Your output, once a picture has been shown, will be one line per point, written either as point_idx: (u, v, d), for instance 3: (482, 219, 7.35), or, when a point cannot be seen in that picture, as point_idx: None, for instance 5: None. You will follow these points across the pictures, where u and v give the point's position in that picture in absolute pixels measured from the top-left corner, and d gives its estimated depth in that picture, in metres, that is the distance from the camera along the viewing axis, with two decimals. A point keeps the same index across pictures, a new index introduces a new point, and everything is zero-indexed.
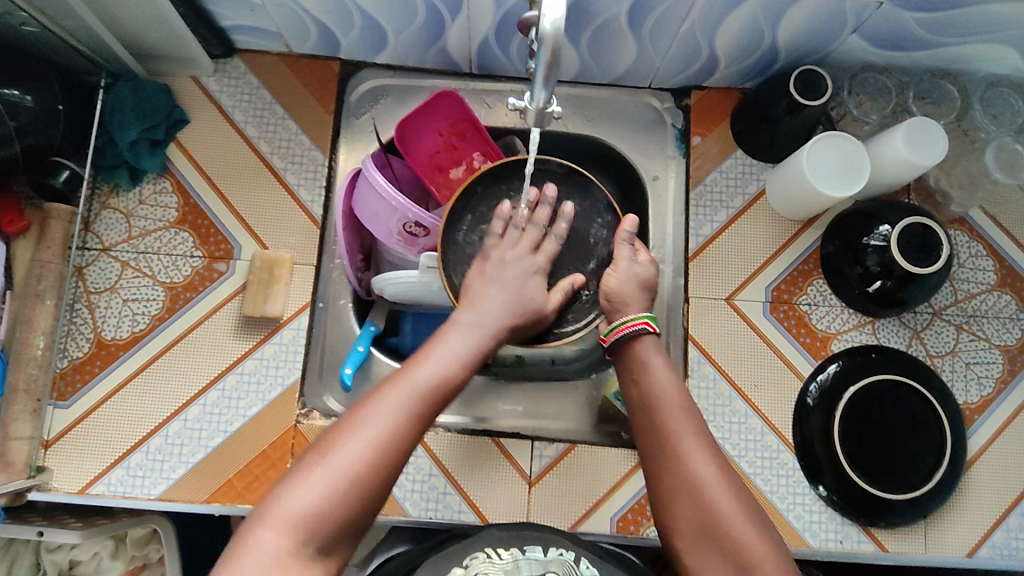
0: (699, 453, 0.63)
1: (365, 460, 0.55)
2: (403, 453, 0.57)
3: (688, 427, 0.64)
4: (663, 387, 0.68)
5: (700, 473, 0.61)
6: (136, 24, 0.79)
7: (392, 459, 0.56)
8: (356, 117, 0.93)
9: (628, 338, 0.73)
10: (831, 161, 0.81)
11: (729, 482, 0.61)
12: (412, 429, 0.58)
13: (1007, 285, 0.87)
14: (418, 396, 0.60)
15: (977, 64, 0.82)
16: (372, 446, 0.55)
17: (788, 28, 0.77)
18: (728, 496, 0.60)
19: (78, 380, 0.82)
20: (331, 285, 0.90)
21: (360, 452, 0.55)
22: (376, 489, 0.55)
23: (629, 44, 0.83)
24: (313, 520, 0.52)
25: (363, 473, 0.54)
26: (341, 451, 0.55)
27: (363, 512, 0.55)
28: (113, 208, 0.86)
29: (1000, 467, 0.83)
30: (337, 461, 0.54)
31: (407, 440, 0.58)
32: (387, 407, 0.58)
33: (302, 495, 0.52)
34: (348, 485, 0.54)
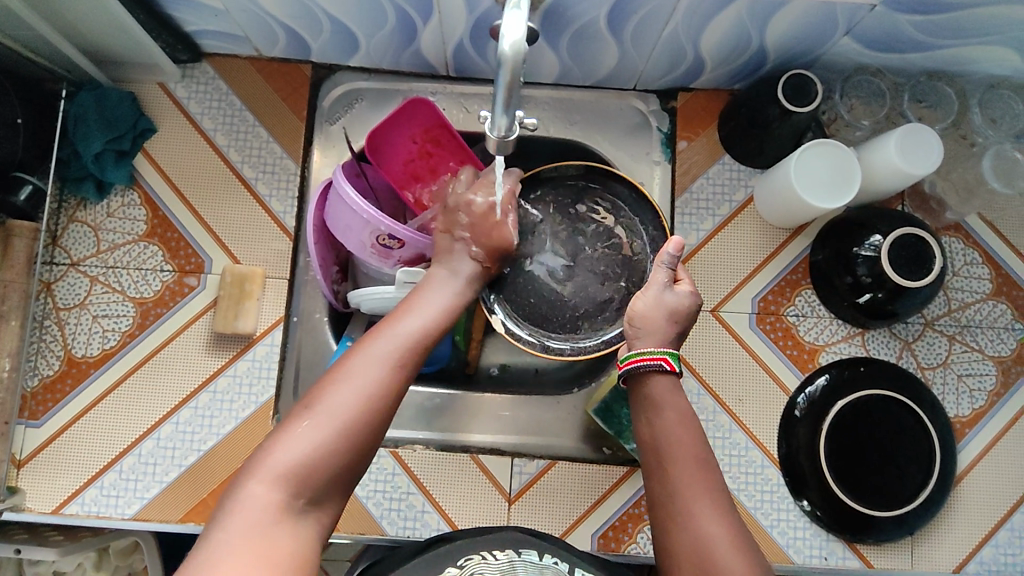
0: (711, 518, 0.59)
1: (353, 404, 0.57)
2: (391, 398, 0.59)
3: (705, 490, 0.60)
4: (677, 439, 0.64)
5: (714, 540, 0.58)
6: (94, 31, 0.76)
7: (381, 403, 0.58)
8: (329, 122, 0.89)
9: (642, 370, 0.68)
10: (818, 168, 0.78)
11: (743, 551, 0.57)
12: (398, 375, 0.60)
13: (1003, 294, 0.84)
14: (401, 348, 0.62)
15: (976, 66, 0.78)
16: (359, 392, 0.57)
17: (776, 30, 0.74)
18: (739, 562, 0.56)
19: (48, 399, 0.81)
20: (306, 298, 0.87)
21: (349, 397, 0.57)
22: (368, 430, 0.57)
23: (611, 47, 0.79)
24: (304, 466, 0.53)
25: (351, 418, 0.56)
26: (330, 397, 0.57)
27: (355, 454, 0.56)
28: (81, 221, 0.84)
29: (989, 482, 0.81)
30: (325, 405, 0.56)
31: (393, 387, 0.60)
32: (372, 356, 0.60)
33: (290, 449, 0.54)
34: (337, 430, 0.55)
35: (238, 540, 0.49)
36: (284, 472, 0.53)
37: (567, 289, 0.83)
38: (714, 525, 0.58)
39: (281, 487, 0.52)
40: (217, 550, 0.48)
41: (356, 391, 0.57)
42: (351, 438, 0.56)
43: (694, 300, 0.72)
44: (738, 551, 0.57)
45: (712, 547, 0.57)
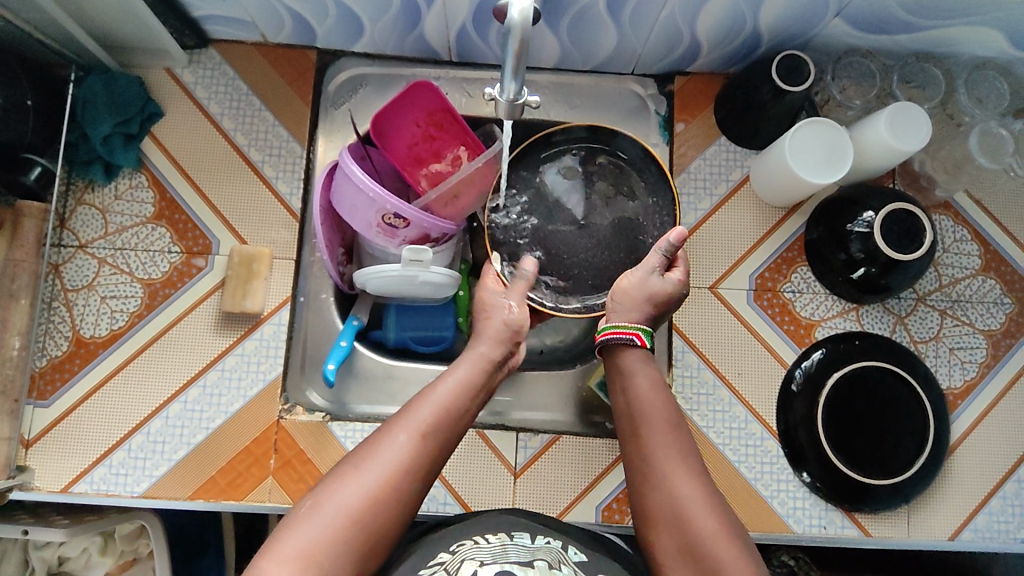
0: (683, 474, 0.61)
1: (374, 495, 0.55)
2: (415, 488, 0.58)
3: (673, 447, 0.63)
4: (647, 402, 0.67)
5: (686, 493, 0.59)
6: (105, 16, 0.78)
7: (405, 493, 0.57)
8: (334, 107, 0.91)
9: (618, 342, 0.72)
10: (813, 145, 0.80)
11: (711, 500, 0.59)
12: (424, 463, 0.59)
13: (991, 270, 0.87)
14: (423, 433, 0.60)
15: (962, 47, 0.81)
16: (382, 482, 0.56)
17: (769, 12, 0.76)
18: (711, 514, 0.58)
19: (57, 379, 0.81)
20: (312, 279, 0.88)
21: (370, 488, 0.55)
22: (389, 523, 0.55)
23: (610, 30, 0.81)
24: (319, 556, 0.51)
25: (372, 510, 0.55)
26: (350, 486, 0.55)
27: (372, 546, 0.54)
28: (89, 204, 0.85)
29: (981, 452, 0.83)
30: (344, 496, 0.54)
31: (418, 477, 0.58)
32: (397, 443, 0.59)
33: (303, 533, 0.52)
34: (358, 523, 0.54)
35: None
36: (299, 554, 0.51)
37: (563, 250, 0.87)
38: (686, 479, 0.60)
39: (295, 570, 0.50)
40: None
41: (378, 480, 0.56)
42: (365, 528, 0.54)
43: (679, 288, 0.75)
44: (708, 505, 0.58)
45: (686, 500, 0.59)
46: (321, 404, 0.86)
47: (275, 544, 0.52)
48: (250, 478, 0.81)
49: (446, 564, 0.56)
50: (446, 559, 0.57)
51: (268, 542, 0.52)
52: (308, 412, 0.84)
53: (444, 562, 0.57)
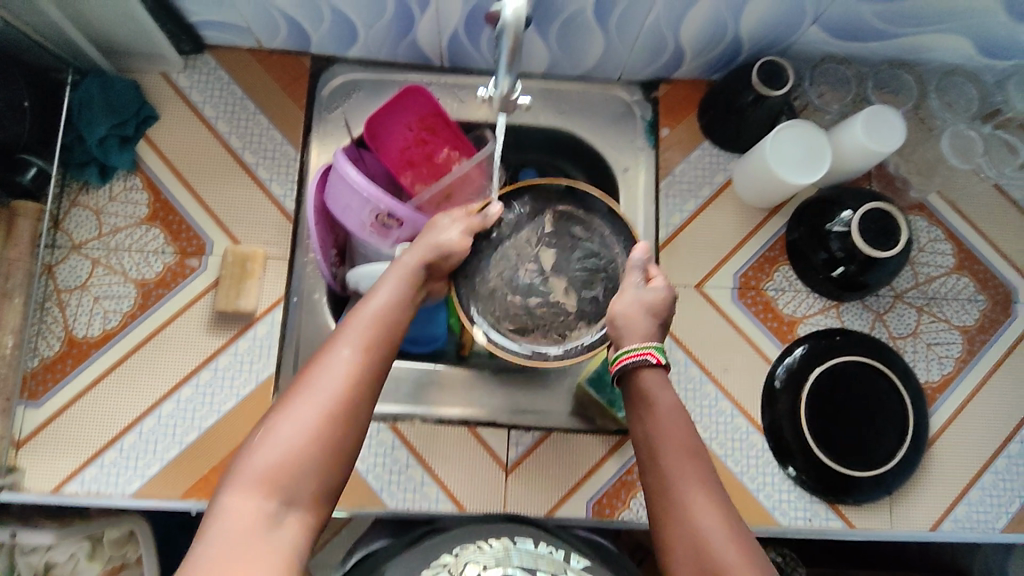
0: (708, 508, 0.57)
1: (330, 409, 0.56)
2: (370, 394, 0.58)
3: (696, 477, 0.59)
4: (668, 429, 0.62)
5: (712, 531, 0.56)
6: (104, 21, 0.79)
7: (360, 400, 0.57)
8: (328, 112, 0.92)
9: (631, 368, 0.67)
10: (795, 149, 0.83)
11: (736, 535, 0.56)
12: (374, 370, 0.59)
13: (965, 268, 0.90)
14: (368, 340, 0.61)
15: (933, 55, 0.85)
16: (334, 396, 0.56)
17: (749, 20, 0.80)
18: (739, 556, 0.54)
19: (49, 379, 0.82)
20: (306, 280, 0.88)
21: (323, 404, 0.56)
22: (351, 432, 0.56)
23: (597, 36, 0.84)
24: (286, 478, 0.53)
25: (330, 424, 0.55)
26: (304, 407, 0.55)
27: (340, 459, 0.56)
28: (83, 205, 0.86)
29: (960, 444, 0.86)
30: (299, 415, 0.55)
31: (371, 384, 0.59)
32: (342, 357, 0.58)
33: (264, 456, 0.53)
34: (318, 439, 0.54)
35: (217, 547, 0.49)
36: (264, 479, 0.52)
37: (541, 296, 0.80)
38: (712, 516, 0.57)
39: (262, 496, 0.52)
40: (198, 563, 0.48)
41: (329, 396, 0.56)
42: (327, 441, 0.55)
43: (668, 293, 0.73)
44: (733, 541, 0.55)
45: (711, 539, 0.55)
46: None
47: (240, 477, 0.53)
48: None
49: (449, 567, 0.58)
50: (448, 561, 0.58)
51: (233, 474, 0.53)
52: None
53: (446, 564, 0.58)
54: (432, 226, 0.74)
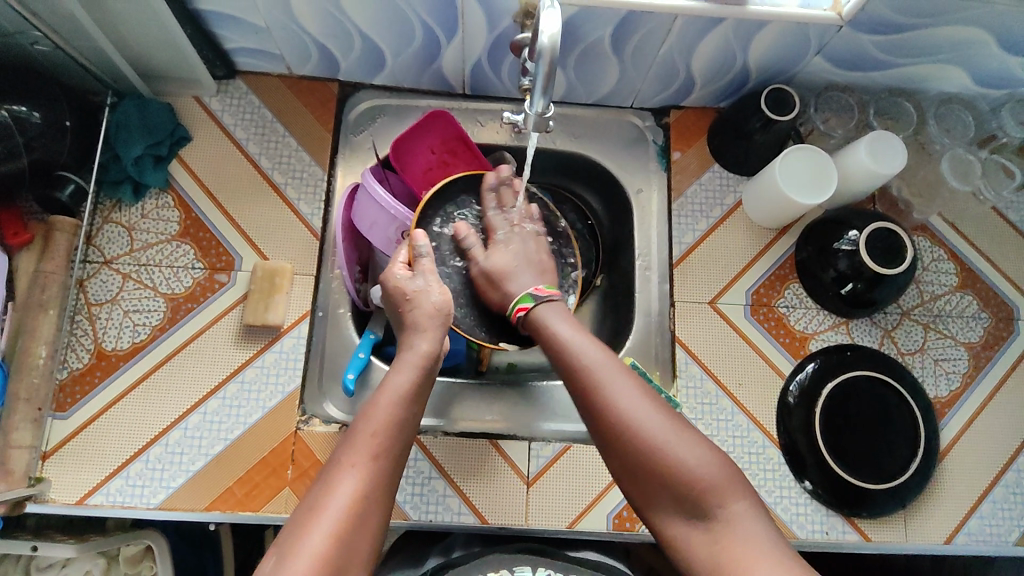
0: (625, 387, 0.64)
1: (337, 536, 0.56)
2: (374, 514, 0.59)
3: (603, 364, 0.66)
4: (570, 336, 0.69)
5: (629, 416, 0.62)
6: (145, 46, 0.84)
7: (366, 521, 0.59)
8: (354, 135, 0.96)
9: (525, 317, 0.75)
10: (802, 170, 0.88)
11: (653, 404, 0.64)
12: (377, 487, 0.60)
13: (968, 287, 0.93)
14: (374, 452, 0.61)
15: (931, 83, 0.90)
16: (342, 523, 0.57)
17: (758, 51, 0.84)
18: (665, 421, 0.62)
19: (77, 391, 0.83)
20: (332, 296, 0.91)
21: (331, 531, 0.56)
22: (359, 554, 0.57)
23: (613, 65, 0.89)
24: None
25: (337, 549, 0.56)
26: (315, 531, 0.56)
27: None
28: (115, 222, 0.88)
29: (970, 458, 0.87)
30: (307, 543, 0.55)
31: (377, 498, 0.60)
32: (352, 477, 0.59)
33: None
34: (328, 567, 0.55)
35: None
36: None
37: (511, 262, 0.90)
38: (627, 405, 0.63)
39: None
40: None
41: (337, 522, 0.57)
42: (338, 564, 0.56)
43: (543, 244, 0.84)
44: (656, 410, 0.63)
45: (631, 422, 0.62)
46: (339, 416, 0.87)
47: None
48: (267, 489, 0.81)
49: None
50: None
51: None
52: (326, 423, 0.85)
53: None
54: (410, 297, 0.76)
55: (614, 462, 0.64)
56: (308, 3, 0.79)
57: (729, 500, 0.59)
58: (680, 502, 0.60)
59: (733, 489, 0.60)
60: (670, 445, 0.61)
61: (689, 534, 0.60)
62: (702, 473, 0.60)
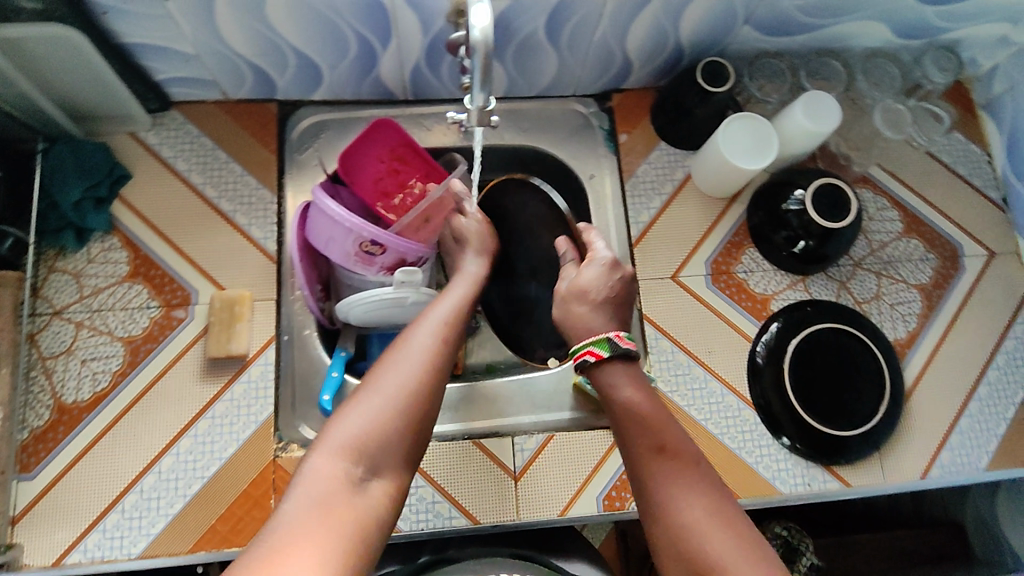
0: (691, 501, 0.61)
1: (410, 388, 0.64)
2: (443, 376, 0.68)
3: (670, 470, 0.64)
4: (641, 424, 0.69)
5: (701, 535, 0.59)
6: (71, 86, 0.81)
7: (438, 378, 0.67)
8: (299, 153, 0.95)
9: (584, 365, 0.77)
10: (742, 137, 0.89)
11: (721, 520, 0.60)
12: (444, 360, 0.69)
13: (913, 232, 0.96)
14: (438, 333, 0.72)
15: (854, 41, 0.93)
16: (415, 376, 0.65)
17: (688, 26, 0.86)
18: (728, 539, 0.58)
19: (41, 449, 0.80)
20: (295, 318, 0.89)
21: (405, 384, 0.64)
22: (429, 411, 0.65)
23: (551, 55, 0.90)
24: (374, 435, 0.60)
25: (411, 400, 0.63)
26: (391, 376, 0.65)
27: (421, 427, 0.64)
28: (62, 270, 0.86)
29: (936, 393, 0.90)
30: (384, 387, 0.64)
31: (441, 370, 0.68)
32: (423, 343, 0.69)
33: (357, 414, 0.61)
34: (404, 408, 0.63)
35: (311, 500, 0.55)
36: (350, 444, 0.59)
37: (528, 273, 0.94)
38: (697, 518, 0.60)
39: (350, 460, 0.58)
40: (289, 510, 0.54)
41: (409, 379, 0.65)
42: (412, 408, 0.63)
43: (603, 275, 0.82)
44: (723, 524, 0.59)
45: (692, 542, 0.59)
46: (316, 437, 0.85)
47: (330, 442, 0.59)
48: (251, 521, 0.79)
49: None
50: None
51: (321, 441, 0.60)
52: (304, 447, 0.84)
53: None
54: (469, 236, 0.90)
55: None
56: (236, 25, 0.78)
57: None
58: None
59: None
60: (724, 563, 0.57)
61: None
62: None
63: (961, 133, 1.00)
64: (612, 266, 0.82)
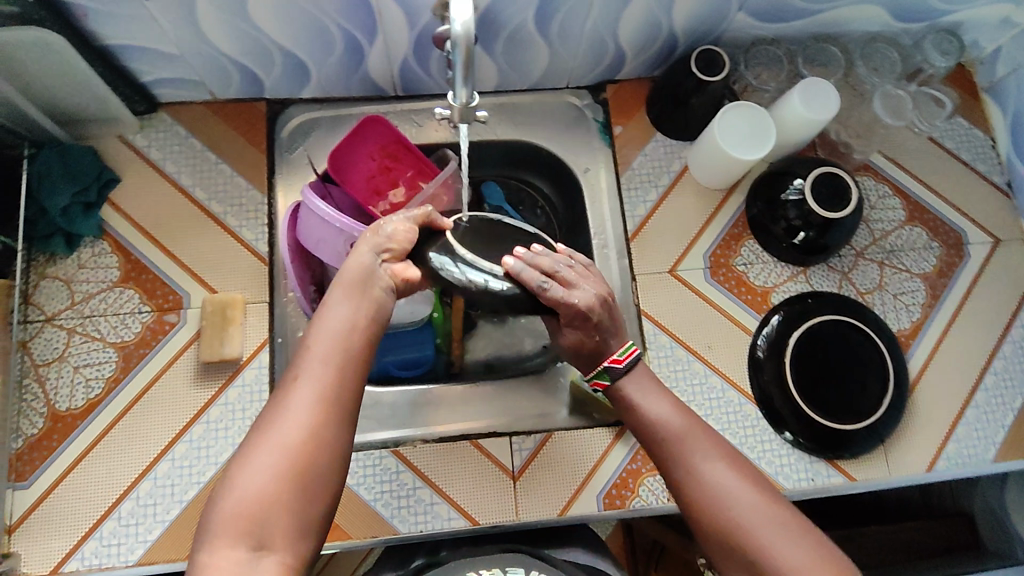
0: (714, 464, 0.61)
1: (296, 449, 0.53)
2: (335, 417, 0.56)
3: (692, 437, 0.63)
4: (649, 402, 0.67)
5: (727, 494, 0.59)
6: (54, 90, 0.80)
7: (327, 423, 0.55)
8: (289, 153, 0.93)
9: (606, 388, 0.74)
10: (739, 126, 0.88)
11: (748, 477, 0.60)
12: (333, 398, 0.56)
13: (916, 220, 0.94)
14: (326, 361, 0.58)
15: (852, 25, 0.91)
16: (295, 431, 0.54)
17: (681, 15, 0.84)
18: (755, 497, 0.58)
19: (36, 457, 0.79)
20: (288, 320, 0.87)
21: (285, 446, 0.53)
22: (325, 462, 0.54)
23: (542, 47, 0.88)
24: (257, 516, 0.51)
25: (299, 460, 0.53)
26: (269, 440, 0.54)
27: (315, 486, 0.54)
28: (52, 276, 0.85)
29: (941, 384, 0.89)
30: (262, 458, 0.53)
31: (335, 409, 0.56)
32: (306, 383, 0.57)
33: (232, 497, 0.51)
34: (290, 473, 0.53)
35: None
36: (231, 530, 0.50)
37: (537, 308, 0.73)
38: (722, 480, 0.60)
39: (233, 546, 0.50)
40: None
41: (290, 439, 0.53)
42: (298, 471, 0.53)
43: (575, 331, 0.71)
44: (749, 483, 0.59)
45: (721, 500, 0.59)
46: None
47: (208, 532, 0.51)
48: None
49: None
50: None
51: (204, 531, 0.51)
52: None
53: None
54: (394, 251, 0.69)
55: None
56: (219, 23, 0.76)
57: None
58: None
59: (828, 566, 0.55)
60: (793, 561, 0.55)
61: None
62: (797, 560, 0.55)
63: (964, 118, 0.99)
64: (584, 322, 0.70)
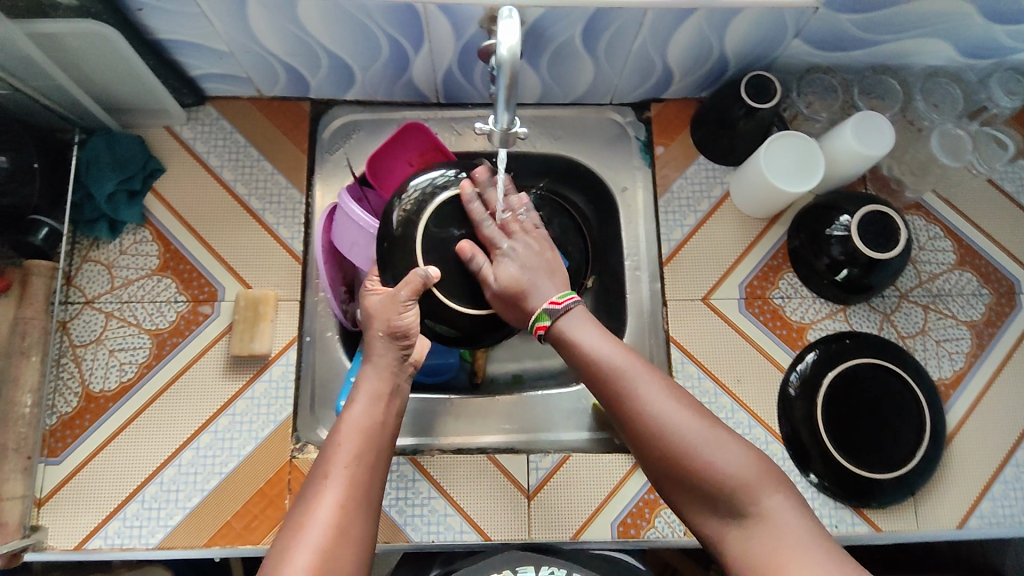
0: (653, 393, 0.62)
1: (327, 552, 0.55)
2: (360, 521, 0.58)
3: (631, 369, 0.64)
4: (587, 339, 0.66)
5: (671, 424, 0.60)
6: (107, 80, 0.82)
7: (354, 526, 0.57)
8: (329, 153, 0.95)
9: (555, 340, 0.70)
10: (786, 156, 0.85)
11: (687, 405, 0.62)
12: (359, 501, 0.59)
13: (967, 264, 0.90)
14: (352, 466, 0.61)
15: (912, 58, 0.88)
16: (326, 533, 0.56)
17: (733, 39, 0.82)
18: (695, 423, 0.60)
19: (68, 435, 0.82)
20: (318, 319, 0.91)
21: (317, 549, 0.55)
22: (353, 563, 0.56)
23: (587, 64, 0.87)
24: None
25: (330, 562, 0.54)
26: (302, 544, 0.55)
27: None
28: (94, 260, 0.87)
29: (980, 438, 0.85)
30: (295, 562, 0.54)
31: (361, 513, 0.59)
32: (335, 487, 0.59)
33: None
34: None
35: None
36: None
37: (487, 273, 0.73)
38: (664, 409, 0.61)
39: None
40: None
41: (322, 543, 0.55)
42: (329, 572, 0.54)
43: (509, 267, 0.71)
44: (691, 411, 0.61)
45: (665, 428, 0.60)
46: None
47: None
48: (266, 520, 0.80)
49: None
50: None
51: None
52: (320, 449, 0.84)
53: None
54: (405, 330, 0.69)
55: (698, 512, 0.60)
56: (269, 25, 0.77)
57: (760, 492, 0.57)
58: (716, 504, 0.58)
59: (766, 481, 0.58)
60: (735, 475, 0.58)
61: (723, 529, 0.58)
62: (739, 475, 0.58)
63: None
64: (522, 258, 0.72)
